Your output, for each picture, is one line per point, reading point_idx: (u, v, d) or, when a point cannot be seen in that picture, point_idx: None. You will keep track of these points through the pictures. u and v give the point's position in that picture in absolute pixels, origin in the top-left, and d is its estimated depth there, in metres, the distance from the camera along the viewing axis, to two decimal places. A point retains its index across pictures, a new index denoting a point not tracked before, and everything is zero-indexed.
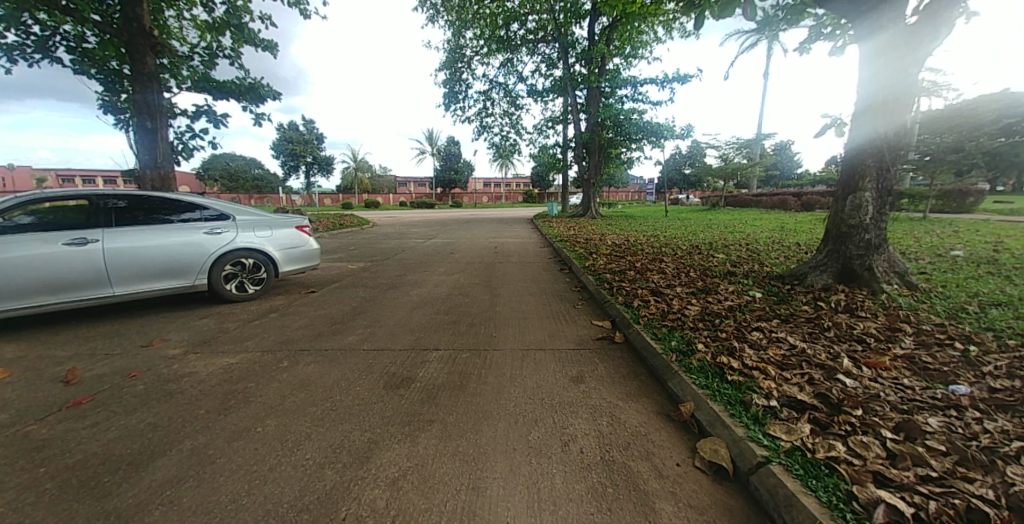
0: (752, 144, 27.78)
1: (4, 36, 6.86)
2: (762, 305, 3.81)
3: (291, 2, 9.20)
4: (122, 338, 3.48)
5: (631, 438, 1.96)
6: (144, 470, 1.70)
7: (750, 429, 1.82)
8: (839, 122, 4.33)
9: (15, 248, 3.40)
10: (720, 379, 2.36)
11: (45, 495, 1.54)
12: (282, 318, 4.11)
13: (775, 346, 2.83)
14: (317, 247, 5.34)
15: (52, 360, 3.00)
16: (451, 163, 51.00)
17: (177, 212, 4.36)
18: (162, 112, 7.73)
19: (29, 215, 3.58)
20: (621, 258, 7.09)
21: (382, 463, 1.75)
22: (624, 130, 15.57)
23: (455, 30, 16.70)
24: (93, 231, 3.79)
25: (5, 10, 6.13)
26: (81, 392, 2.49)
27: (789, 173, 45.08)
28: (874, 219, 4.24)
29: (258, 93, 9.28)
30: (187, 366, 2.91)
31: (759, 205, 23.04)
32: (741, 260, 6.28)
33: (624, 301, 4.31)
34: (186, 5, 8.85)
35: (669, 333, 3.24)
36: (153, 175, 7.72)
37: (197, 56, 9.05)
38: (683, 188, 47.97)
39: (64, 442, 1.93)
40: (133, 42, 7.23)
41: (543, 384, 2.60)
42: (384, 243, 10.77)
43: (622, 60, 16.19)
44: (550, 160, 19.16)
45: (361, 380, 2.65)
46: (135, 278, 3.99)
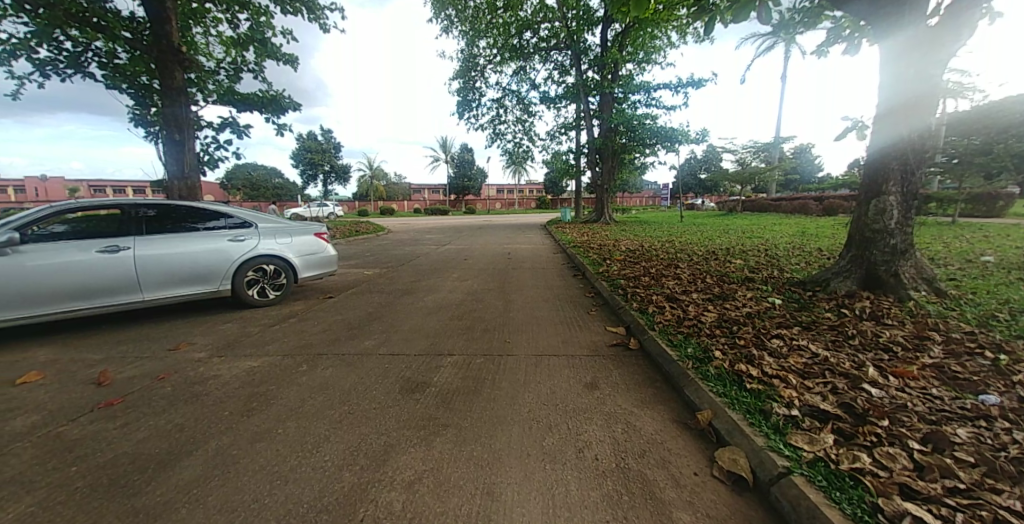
0: (770, 147, 27.32)
1: (39, 52, 7.30)
2: (782, 313, 3.72)
3: (312, 17, 9.57)
4: (150, 342, 3.60)
5: (647, 445, 1.94)
6: (172, 469, 1.76)
7: (770, 438, 1.78)
8: (859, 125, 4.23)
9: (53, 255, 3.59)
10: (739, 387, 2.32)
11: (76, 494, 1.60)
12: (301, 323, 4.21)
13: (796, 354, 2.76)
14: (335, 254, 5.47)
15: (84, 364, 3.13)
16: (464, 170, 51.85)
17: (202, 220, 4.55)
18: (189, 124, 8.06)
19: (63, 225, 3.76)
20: (635, 264, 7.00)
21: (399, 466, 1.78)
22: (637, 135, 15.47)
23: (469, 41, 16.93)
24: (125, 239, 3.97)
25: (38, 27, 6.51)
26: (111, 394, 2.59)
27: (809, 177, 43.98)
28: (899, 224, 4.11)
29: (279, 104, 9.62)
30: (211, 369, 3.01)
31: (777, 210, 22.55)
32: (759, 266, 6.15)
33: (639, 308, 4.27)
34: (213, 22, 9.30)
35: (685, 340, 3.20)
36: (180, 186, 8.03)
37: (222, 70, 9.44)
38: (699, 193, 47.45)
39: (94, 443, 2.01)
40: (162, 58, 7.57)
41: (557, 390, 2.59)
42: (399, 250, 10.95)
43: (635, 67, 16.13)
44: (562, 166, 19.03)
45: (377, 385, 2.69)
46: (162, 284, 4.16)
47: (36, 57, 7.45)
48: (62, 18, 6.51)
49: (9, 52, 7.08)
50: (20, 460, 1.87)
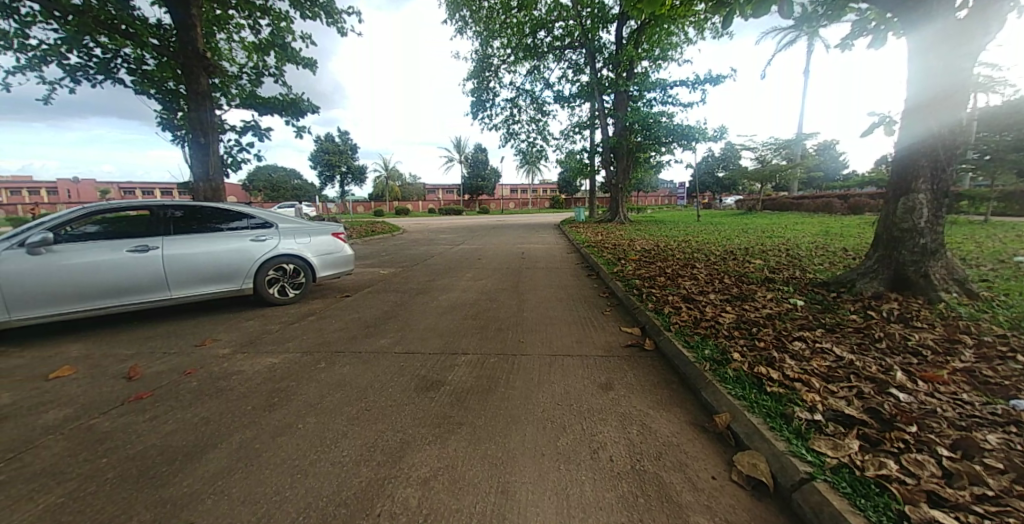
0: (792, 144, 26.53)
1: (70, 58, 7.66)
2: (805, 315, 3.61)
3: (330, 21, 9.76)
4: (177, 339, 3.74)
5: (662, 448, 1.91)
6: (198, 462, 1.83)
7: (791, 443, 1.74)
8: (887, 120, 4.07)
9: (86, 254, 3.75)
10: (758, 390, 2.27)
11: (107, 485, 1.67)
12: (319, 321, 4.31)
13: (819, 357, 2.68)
14: (352, 253, 5.57)
15: (115, 359, 3.27)
16: (478, 170, 52.13)
17: (226, 221, 4.70)
18: (213, 128, 8.33)
19: (94, 225, 3.91)
20: (650, 264, 6.91)
21: (414, 462, 1.81)
22: (653, 134, 15.26)
23: (483, 41, 17.00)
24: (154, 239, 4.14)
25: (69, 34, 6.83)
26: (140, 389, 2.70)
27: (832, 175, 42.53)
28: (929, 223, 3.94)
29: (298, 107, 9.86)
30: (234, 365, 3.11)
31: (800, 209, 21.88)
32: (780, 267, 5.98)
33: (654, 308, 4.21)
34: (236, 28, 9.58)
35: (702, 341, 3.15)
36: (205, 187, 8.30)
37: (245, 75, 9.74)
38: (716, 192, 46.50)
39: (124, 435, 2.10)
40: (188, 64, 7.84)
41: (570, 390, 2.59)
42: (414, 249, 11.08)
43: (650, 64, 15.90)
44: (576, 166, 18.91)
45: (393, 383, 2.73)
46: (188, 282, 4.31)
47: (68, 64, 7.83)
48: (90, 24, 6.85)
49: (42, 57, 7.49)
50: (54, 451, 1.96)
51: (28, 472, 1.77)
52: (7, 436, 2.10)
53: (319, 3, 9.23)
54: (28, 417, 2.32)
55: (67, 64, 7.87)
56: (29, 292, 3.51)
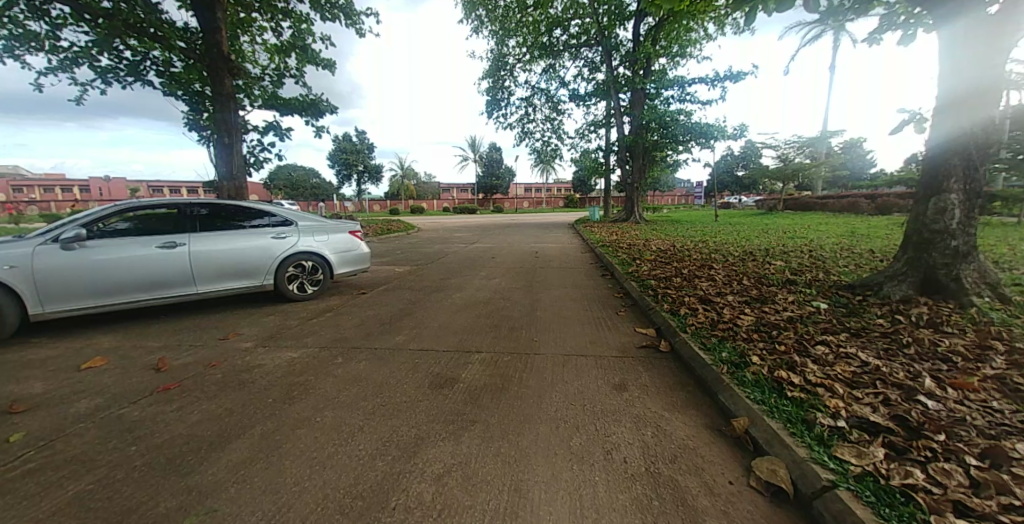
0: (816, 142, 25.69)
1: (102, 61, 8.00)
2: (828, 318, 3.50)
3: (349, 22, 9.92)
4: (202, 332, 3.88)
5: (677, 451, 1.89)
6: (222, 451, 1.89)
7: (813, 449, 1.69)
8: (918, 118, 3.91)
9: (118, 250, 3.90)
10: (778, 394, 2.21)
11: (137, 471, 1.75)
12: (336, 318, 4.40)
13: (843, 363, 2.59)
14: (368, 251, 5.66)
15: (144, 351, 3.41)
16: (493, 169, 52.26)
17: (248, 219, 4.84)
18: (237, 128, 8.58)
19: (125, 222, 4.06)
20: (666, 265, 6.82)
21: (428, 458, 1.83)
22: (670, 132, 15.00)
23: (499, 40, 17.01)
24: (181, 236, 4.29)
25: (101, 37, 7.14)
26: (167, 380, 2.81)
27: (858, 174, 41.02)
28: (962, 224, 3.76)
29: (317, 108, 10.08)
30: (256, 358, 3.20)
31: (824, 209, 21.18)
32: (803, 268, 5.80)
33: (671, 309, 4.14)
34: (259, 31, 9.84)
35: (719, 343, 3.08)
36: (229, 186, 8.56)
37: (267, 76, 9.99)
38: (735, 191, 45.42)
39: (152, 424, 2.19)
40: (214, 66, 8.09)
41: (584, 390, 2.57)
42: (429, 248, 11.19)
43: (668, 61, 15.64)
44: (591, 164, 18.80)
45: (408, 379, 2.76)
46: (213, 278, 4.46)
47: (100, 66, 8.18)
48: (120, 28, 7.15)
49: (74, 59, 7.86)
50: (86, 438, 2.05)
51: (62, 458, 1.86)
52: (44, 423, 2.21)
53: (338, 5, 9.40)
54: (64, 404, 2.44)
55: (99, 66, 8.22)
56: (65, 285, 3.65)
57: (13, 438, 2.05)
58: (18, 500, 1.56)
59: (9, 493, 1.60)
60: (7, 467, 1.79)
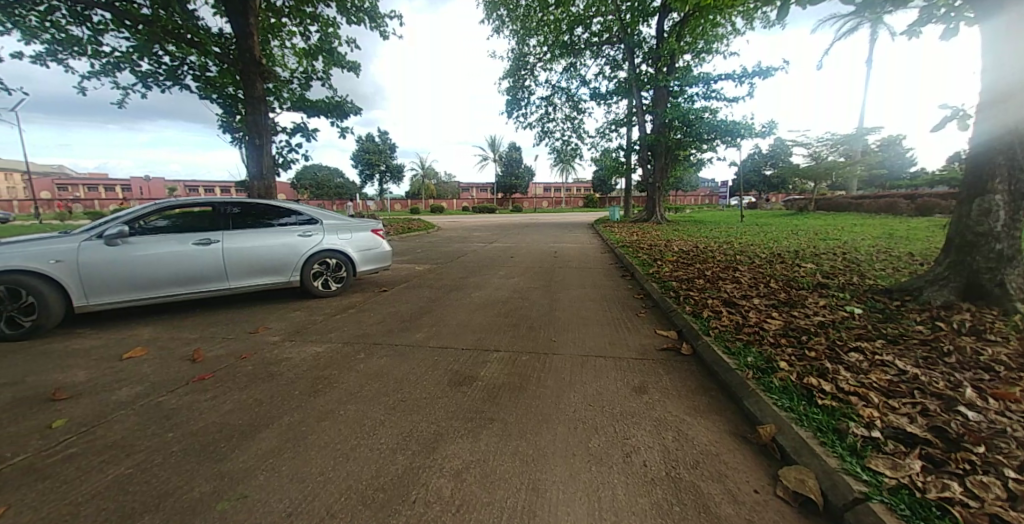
0: (851, 140, 24.53)
1: (143, 66, 8.46)
2: (861, 324, 3.34)
3: (374, 25, 10.14)
4: (233, 326, 4.05)
5: (700, 456, 1.85)
6: (252, 440, 1.98)
7: (843, 459, 1.62)
8: (961, 113, 3.67)
9: (157, 246, 4.12)
10: (807, 402, 2.13)
11: (173, 457, 1.84)
12: (359, 314, 4.51)
13: (877, 371, 2.46)
14: (389, 250, 5.78)
15: (180, 342, 3.59)
16: (512, 169, 52.31)
17: (277, 217, 5.01)
18: (267, 130, 8.90)
19: (163, 219, 4.27)
20: (689, 266, 6.66)
21: (447, 454, 1.86)
22: (694, 130, 14.62)
23: (519, 39, 17.02)
24: (215, 234, 4.49)
25: (143, 43, 7.56)
26: (201, 370, 2.95)
27: (897, 173, 38.92)
28: (1008, 227, 3.52)
29: (342, 110, 10.35)
30: (283, 352, 3.32)
31: (859, 209, 20.18)
32: (835, 272, 5.55)
33: (693, 312, 4.05)
34: (288, 35, 10.18)
35: (744, 347, 2.99)
36: (259, 185, 8.90)
37: (295, 80, 10.33)
38: (763, 191, 43.90)
39: (187, 413, 2.30)
40: (247, 70, 8.42)
41: (603, 392, 2.55)
42: (448, 247, 11.32)
43: (693, 57, 15.27)
44: (611, 164, 18.49)
45: (428, 376, 2.81)
46: (244, 274, 4.65)
47: (141, 71, 8.66)
48: (159, 33, 7.55)
49: (116, 64, 8.34)
50: (127, 425, 2.17)
51: (104, 443, 1.97)
52: (88, 409, 2.35)
53: (364, 8, 9.62)
54: (108, 392, 2.60)
55: (140, 71, 8.71)
56: (109, 279, 3.88)
57: (59, 423, 2.18)
58: (64, 481, 1.66)
59: (55, 474, 1.71)
60: (54, 450, 1.91)
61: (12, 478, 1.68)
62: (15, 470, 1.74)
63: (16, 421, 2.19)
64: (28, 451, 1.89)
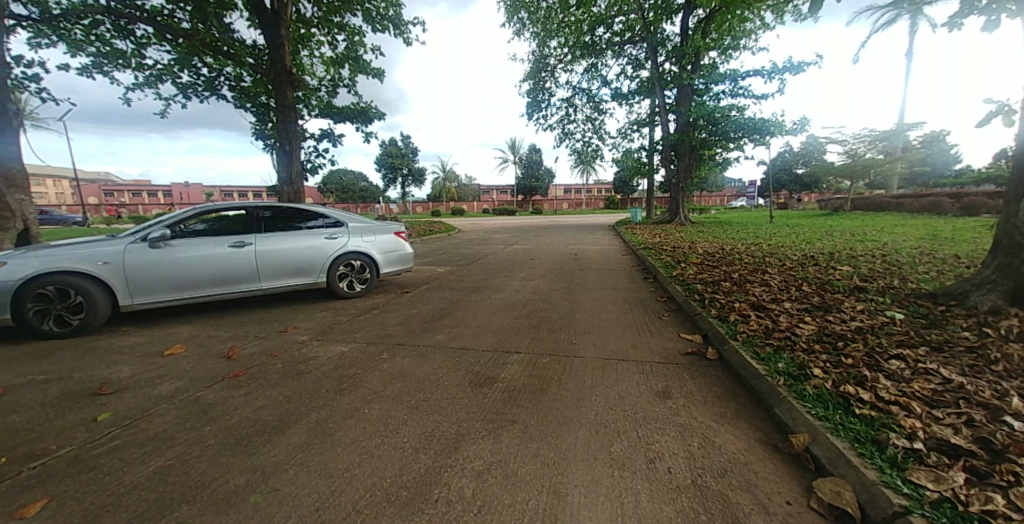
0: (891, 136, 23.24)
1: (184, 78, 8.96)
2: (902, 330, 3.15)
3: (398, 32, 10.39)
4: (265, 325, 4.22)
5: (728, 465, 1.79)
6: (282, 435, 2.05)
7: (882, 471, 1.54)
8: (1007, 108, 3.42)
9: (196, 249, 4.35)
10: (843, 411, 2.03)
11: (209, 450, 1.93)
12: (382, 315, 4.61)
13: (919, 379, 2.32)
14: (411, 252, 5.88)
15: (216, 340, 3.76)
16: (532, 171, 52.28)
17: (305, 220, 5.19)
18: (296, 136, 9.25)
19: (201, 223, 4.50)
20: (715, 268, 6.47)
21: (469, 454, 1.87)
22: (720, 129, 14.20)
23: (540, 41, 17.04)
24: (248, 237, 4.70)
25: (183, 56, 8.01)
26: (235, 367, 3.09)
27: (942, 170, 36.58)
28: None
29: (367, 115, 10.63)
30: (310, 350, 3.44)
31: (900, 209, 19.08)
32: (873, 275, 5.26)
33: (719, 315, 3.93)
34: (317, 45, 10.57)
35: (774, 353, 2.88)
36: (288, 190, 9.26)
37: (323, 87, 10.71)
38: (794, 191, 42.19)
39: (222, 408, 2.41)
40: (278, 79, 8.78)
41: (625, 396, 2.51)
42: (469, 249, 11.42)
43: (719, 54, 14.86)
44: (634, 165, 18.15)
45: (449, 377, 2.84)
46: (274, 275, 4.84)
47: (182, 82, 9.18)
48: (198, 46, 7.98)
49: (158, 76, 8.86)
50: (166, 418, 2.29)
51: (146, 436, 2.09)
52: (130, 403, 2.49)
53: (388, 16, 9.87)
54: (151, 386, 2.76)
55: (180, 82, 9.23)
56: (152, 279, 4.12)
57: (104, 417, 2.32)
58: (109, 472, 1.77)
59: (100, 465, 1.82)
60: (100, 441, 2.04)
61: (60, 468, 1.80)
62: (63, 461, 1.86)
63: (66, 414, 2.35)
64: (74, 443, 2.02)
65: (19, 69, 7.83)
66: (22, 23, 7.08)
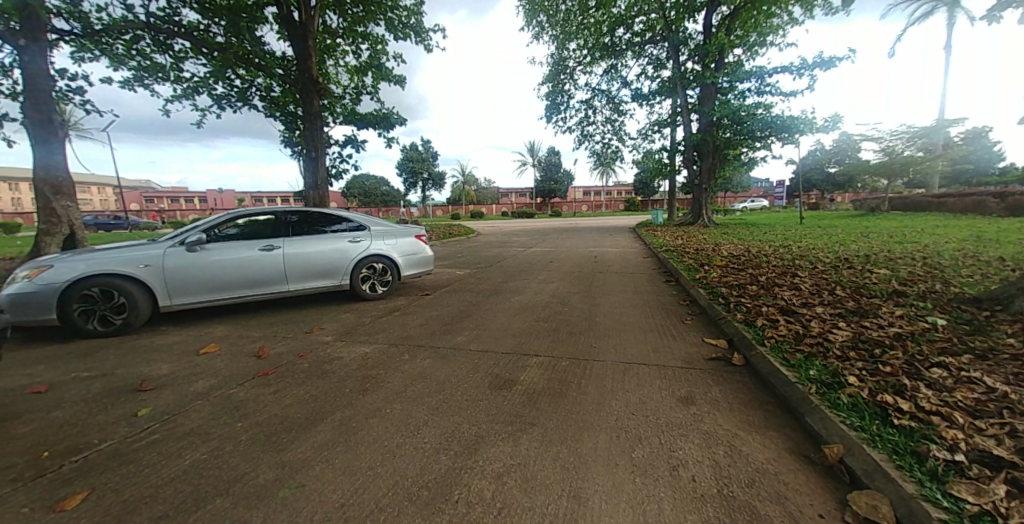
0: (931, 132, 22.00)
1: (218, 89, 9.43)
2: (945, 337, 2.96)
3: (419, 39, 10.61)
4: (292, 325, 4.37)
5: (756, 475, 1.72)
6: (308, 433, 2.12)
7: (921, 485, 1.45)
8: None
9: (228, 252, 4.55)
10: (881, 421, 1.92)
11: (240, 445, 2.02)
12: (403, 317, 4.69)
13: (963, 388, 2.18)
14: (431, 255, 5.98)
15: (247, 340, 3.92)
16: (551, 174, 52.13)
17: (329, 224, 5.36)
18: (322, 143, 9.56)
19: (234, 227, 4.71)
20: (740, 271, 6.28)
21: (489, 456, 1.88)
22: (745, 128, 13.76)
23: (559, 44, 17.04)
24: (276, 240, 4.89)
25: (218, 69, 8.42)
26: (265, 366, 3.21)
27: (989, 167, 34.34)
28: None
29: (389, 121, 10.89)
30: (335, 351, 3.53)
31: (941, 209, 18.03)
32: (913, 278, 4.98)
33: (745, 320, 3.81)
34: (342, 55, 10.91)
35: (805, 359, 2.77)
36: (314, 195, 9.58)
37: (348, 95, 11.04)
38: (825, 191, 40.49)
39: (252, 405, 2.51)
40: (305, 89, 9.10)
41: (647, 401, 2.46)
42: (488, 251, 11.48)
43: (744, 52, 14.46)
44: (655, 166, 17.83)
45: (469, 379, 2.86)
46: (301, 277, 5.01)
47: (216, 94, 9.66)
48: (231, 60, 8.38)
49: (195, 88, 9.35)
50: (201, 414, 2.41)
51: (182, 431, 2.20)
52: (168, 400, 2.63)
53: (410, 24, 10.10)
54: (187, 383, 2.90)
55: (215, 94, 9.71)
56: (188, 281, 4.33)
57: (143, 412, 2.46)
58: (147, 465, 1.87)
59: (139, 459, 1.93)
60: (140, 436, 2.16)
61: (102, 461, 1.91)
62: (106, 454, 1.97)
63: (109, 409, 2.50)
64: (116, 437, 2.15)
65: (63, 82, 8.40)
66: (67, 38, 7.56)
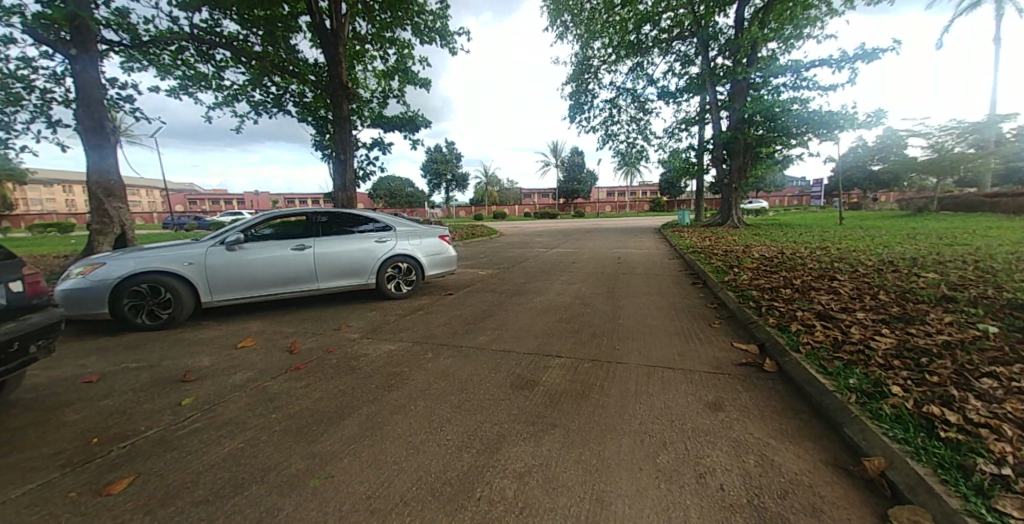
0: (988, 126, 20.38)
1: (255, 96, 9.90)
2: (1002, 345, 2.73)
3: (444, 43, 10.78)
4: (321, 322, 4.53)
5: (788, 486, 1.65)
6: (336, 426, 2.19)
7: (969, 499, 1.36)
8: None
9: (263, 251, 4.77)
10: (926, 433, 1.80)
11: (273, 435, 2.12)
12: (426, 316, 4.77)
13: (1021, 400, 2.01)
14: (454, 255, 6.06)
15: (280, 335, 4.10)
16: (574, 174, 51.70)
17: (356, 225, 5.52)
18: (350, 146, 9.85)
19: (269, 228, 4.94)
20: (773, 274, 6.02)
21: (510, 455, 1.89)
22: (779, 125, 13.20)
23: (584, 43, 16.90)
24: (307, 240, 5.08)
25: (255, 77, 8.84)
26: (296, 361, 3.35)
27: None
28: None
29: (414, 123, 11.11)
30: (361, 348, 3.64)
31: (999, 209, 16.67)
32: (965, 283, 4.63)
33: (778, 324, 3.65)
34: (370, 60, 11.24)
35: (843, 367, 2.62)
36: (343, 196, 9.90)
37: (375, 99, 11.34)
38: (866, 190, 38.24)
39: (284, 397, 2.63)
40: (335, 94, 9.42)
41: (672, 406, 2.40)
42: (510, 252, 11.52)
43: (779, 46, 13.87)
44: (681, 165, 17.36)
45: (491, 378, 2.88)
46: (329, 275, 5.19)
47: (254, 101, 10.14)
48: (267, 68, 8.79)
49: (234, 95, 9.87)
50: (238, 405, 2.54)
51: (221, 420, 2.33)
52: (208, 390, 2.79)
53: (435, 28, 10.28)
54: (226, 375, 3.06)
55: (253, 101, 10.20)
56: (227, 278, 4.57)
57: (186, 402, 2.62)
58: (189, 451, 1.99)
59: (182, 446, 2.05)
60: (183, 424, 2.30)
61: (148, 447, 2.04)
62: (152, 441, 2.11)
63: (155, 398, 2.67)
64: (161, 425, 2.29)
65: (114, 91, 9.02)
66: (117, 49, 8.09)
